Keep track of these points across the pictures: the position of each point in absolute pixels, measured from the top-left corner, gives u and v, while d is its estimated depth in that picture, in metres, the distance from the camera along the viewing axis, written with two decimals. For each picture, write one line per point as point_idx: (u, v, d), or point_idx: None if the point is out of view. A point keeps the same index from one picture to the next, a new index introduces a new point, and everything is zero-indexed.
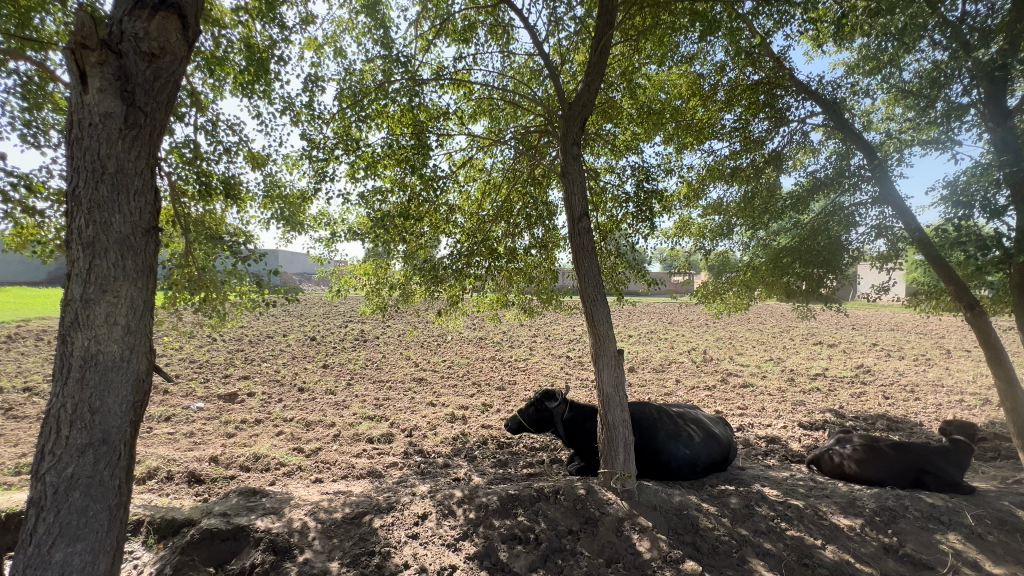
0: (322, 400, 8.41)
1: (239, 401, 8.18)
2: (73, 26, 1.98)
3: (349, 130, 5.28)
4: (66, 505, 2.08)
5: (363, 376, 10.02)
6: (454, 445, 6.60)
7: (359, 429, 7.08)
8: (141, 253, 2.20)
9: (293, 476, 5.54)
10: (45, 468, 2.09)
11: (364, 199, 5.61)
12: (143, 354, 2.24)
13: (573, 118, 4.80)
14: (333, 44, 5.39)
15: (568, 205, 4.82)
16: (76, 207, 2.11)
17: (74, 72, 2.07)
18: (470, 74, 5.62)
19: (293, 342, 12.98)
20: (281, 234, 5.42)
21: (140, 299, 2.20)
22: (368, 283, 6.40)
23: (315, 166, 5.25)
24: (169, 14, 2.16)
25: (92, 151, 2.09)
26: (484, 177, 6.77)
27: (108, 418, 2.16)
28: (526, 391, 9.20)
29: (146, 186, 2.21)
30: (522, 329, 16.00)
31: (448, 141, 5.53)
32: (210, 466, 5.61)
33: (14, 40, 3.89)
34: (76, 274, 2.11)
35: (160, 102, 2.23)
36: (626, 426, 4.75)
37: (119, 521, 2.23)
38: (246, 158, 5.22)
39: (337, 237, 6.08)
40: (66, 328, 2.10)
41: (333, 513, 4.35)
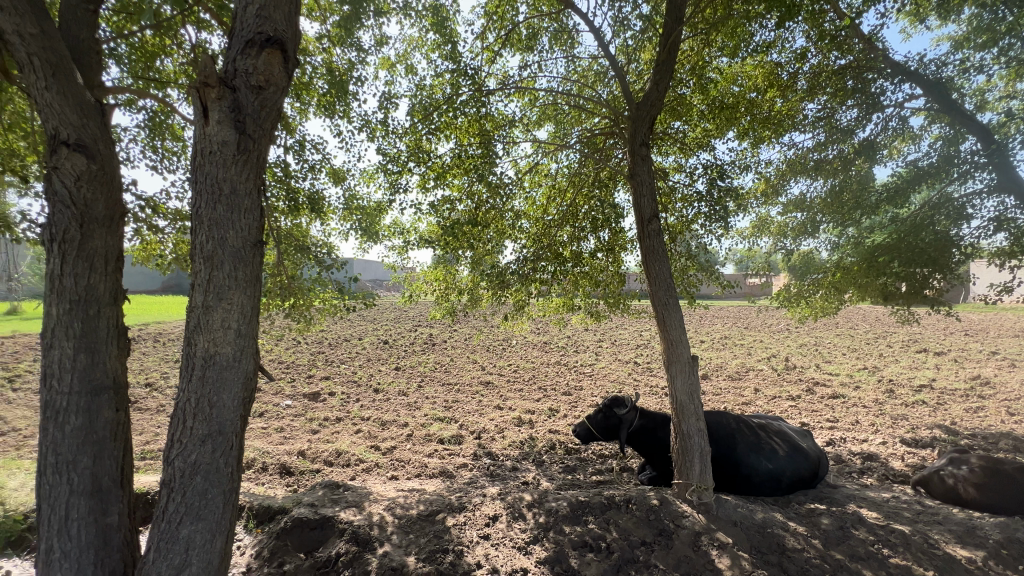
0: (396, 401, 8.81)
1: (321, 400, 8.80)
2: (197, 68, 2.23)
3: (420, 143, 5.55)
4: (191, 488, 2.34)
5: (433, 379, 10.37)
6: (522, 449, 6.65)
7: (430, 429, 7.35)
8: (250, 265, 2.43)
9: (371, 473, 5.86)
10: (174, 454, 2.36)
11: (433, 208, 5.84)
12: (252, 355, 2.48)
13: (640, 119, 4.69)
14: (404, 62, 5.69)
15: (637, 208, 4.71)
16: (199, 225, 2.39)
17: (197, 108, 2.34)
18: (535, 80, 5.69)
19: (367, 345, 13.75)
20: (359, 245, 5.79)
21: (249, 305, 2.44)
22: (437, 288, 6.63)
23: (389, 178, 5.55)
24: (273, 50, 2.38)
25: (211, 175, 2.36)
26: (548, 182, 6.79)
27: (223, 412, 2.40)
28: (593, 397, 9.07)
29: (254, 205, 2.44)
30: (587, 334, 15.80)
31: (513, 148, 5.65)
32: (299, 460, 6.09)
33: (141, 81, 4.53)
34: (198, 283, 2.38)
35: (267, 129, 2.47)
36: (702, 436, 4.54)
37: (232, 505, 2.46)
38: (328, 174, 5.64)
39: (410, 245, 6.40)
40: (190, 331, 2.38)
41: (409, 510, 4.57)
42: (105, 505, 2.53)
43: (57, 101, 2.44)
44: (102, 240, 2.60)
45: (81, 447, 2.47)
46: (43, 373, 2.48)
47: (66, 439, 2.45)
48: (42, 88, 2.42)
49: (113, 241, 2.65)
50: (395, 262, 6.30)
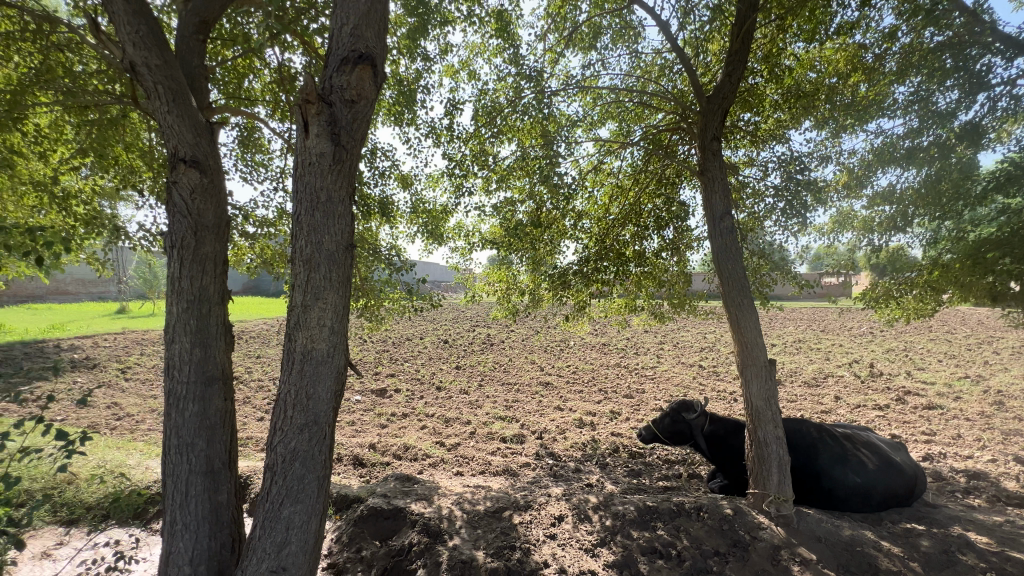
0: (458, 399, 9.04)
1: (388, 396, 9.21)
2: (300, 87, 2.42)
3: (483, 147, 5.66)
4: (290, 472, 2.54)
5: (492, 379, 10.53)
6: (584, 451, 6.60)
7: (492, 428, 7.48)
8: (342, 268, 2.61)
9: (437, 468, 6.05)
10: (276, 440, 2.57)
11: (496, 210, 5.93)
12: (343, 351, 2.66)
13: (712, 112, 4.51)
14: (467, 68, 5.84)
15: (709, 205, 4.54)
16: (299, 231, 2.58)
17: (299, 123, 2.54)
18: (598, 79, 5.64)
19: (429, 344, 14.21)
20: (424, 247, 6.01)
21: (341, 305, 2.61)
22: (499, 289, 6.71)
23: (454, 182, 5.72)
24: (365, 66, 2.53)
25: (311, 185, 2.55)
26: (610, 181, 6.66)
27: (319, 403, 2.59)
28: (657, 400, 8.82)
29: (346, 211, 2.61)
30: (648, 336, 15.38)
31: (576, 147, 5.64)
32: (370, 452, 6.41)
33: (233, 100, 4.95)
34: (297, 284, 2.57)
35: (358, 140, 2.64)
36: (780, 444, 4.30)
37: (325, 491, 2.64)
38: (397, 180, 5.90)
39: (473, 246, 6.55)
40: (291, 328, 2.58)
41: (476, 505, 4.69)
42: (216, 484, 2.81)
43: (177, 123, 2.74)
44: (213, 245, 2.89)
45: (197, 431, 2.76)
46: (166, 364, 2.79)
47: (186, 424, 2.74)
48: (166, 112, 2.72)
49: (221, 247, 2.94)
50: (459, 263, 6.47)
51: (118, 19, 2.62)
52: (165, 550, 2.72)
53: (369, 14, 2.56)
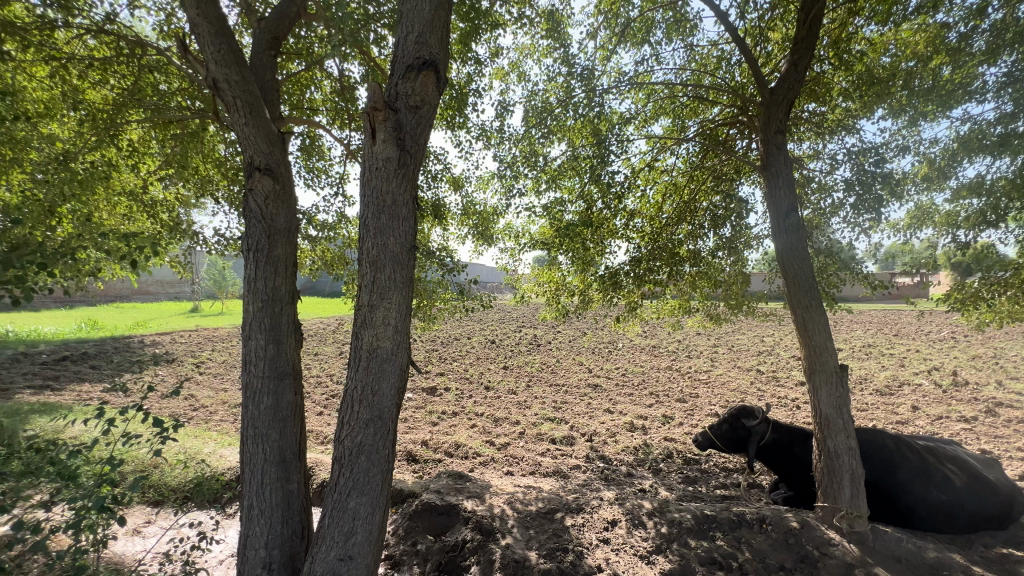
0: (506, 399, 9.10)
1: (438, 394, 9.41)
2: (368, 95, 2.53)
3: (533, 148, 5.66)
4: (357, 465, 2.64)
5: (540, 379, 10.51)
6: (636, 455, 6.46)
7: (541, 429, 7.46)
8: (405, 269, 2.70)
9: (487, 466, 6.10)
10: (343, 434, 2.68)
11: (546, 210, 5.92)
12: (406, 349, 2.75)
13: (776, 104, 4.27)
14: (517, 70, 5.87)
15: (773, 202, 4.31)
16: (366, 233, 2.69)
17: (366, 129, 2.64)
18: (651, 74, 5.51)
19: (476, 344, 14.39)
20: (475, 248, 6.09)
21: (404, 304, 2.70)
22: (548, 290, 6.67)
23: (504, 183, 5.77)
24: (428, 73, 2.61)
25: (377, 190, 2.64)
26: (663, 179, 6.46)
27: (383, 400, 2.68)
28: (712, 405, 8.49)
29: (409, 214, 2.70)
30: (700, 339, 14.82)
31: (628, 145, 5.52)
32: (422, 448, 6.57)
33: (297, 110, 5.23)
34: (364, 284, 2.68)
35: (421, 145, 2.72)
36: (853, 455, 4.01)
37: (388, 484, 2.74)
38: (449, 182, 6.02)
39: (522, 247, 6.57)
40: (357, 327, 2.69)
41: (528, 506, 4.69)
42: (288, 473, 2.98)
43: (253, 134, 2.92)
44: (284, 248, 3.06)
45: (271, 423, 2.93)
46: (243, 359, 2.98)
47: (261, 416, 2.92)
48: (243, 124, 2.91)
49: (290, 250, 3.12)
50: (508, 264, 6.51)
51: (203, 39, 2.82)
52: (243, 533, 2.91)
53: (432, 22, 2.64)
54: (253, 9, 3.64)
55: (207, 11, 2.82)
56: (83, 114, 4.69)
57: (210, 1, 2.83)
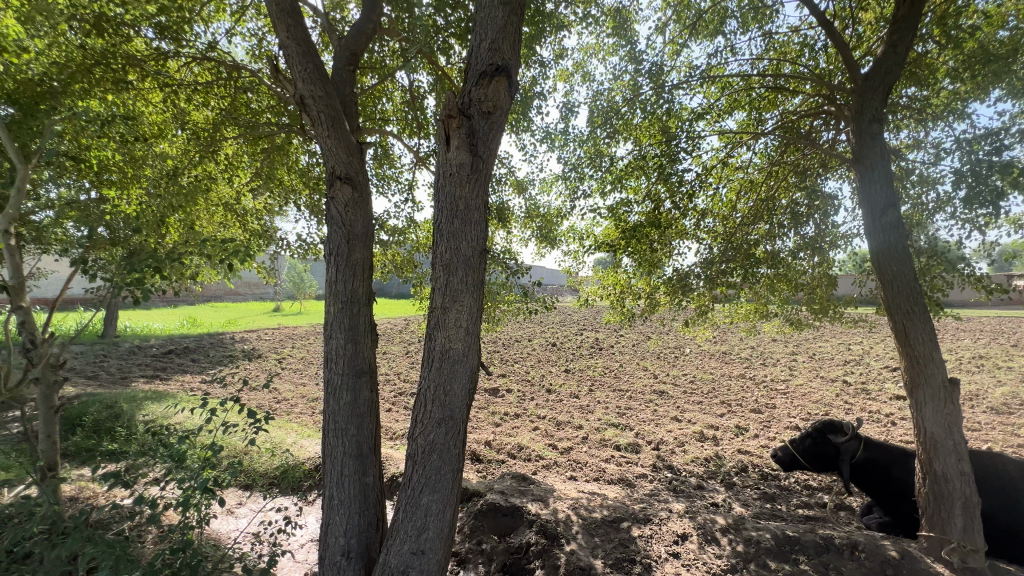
0: (569, 402, 9.01)
1: (500, 395, 9.50)
2: (444, 103, 2.60)
3: (598, 148, 5.56)
4: (429, 463, 2.72)
5: (603, 384, 10.30)
6: (707, 467, 6.14)
7: (605, 435, 7.31)
8: (476, 271, 2.75)
9: (550, 470, 6.07)
10: (416, 432, 2.77)
11: (611, 212, 5.79)
12: (476, 351, 2.80)
13: (870, 90, 3.89)
14: (581, 70, 5.80)
15: (868, 197, 3.94)
16: (439, 238, 2.77)
17: (442, 137, 2.72)
18: (725, 66, 5.25)
19: (538, 346, 14.40)
20: (537, 251, 6.07)
21: (475, 306, 2.75)
22: (612, 293, 6.54)
23: (568, 184, 5.72)
24: (501, 78, 2.65)
25: (451, 195, 2.71)
26: (738, 176, 6.12)
27: (454, 400, 2.75)
28: (791, 418, 7.89)
29: (481, 218, 2.75)
30: (777, 346, 13.84)
31: (698, 142, 5.27)
32: (486, 449, 6.65)
33: (370, 122, 5.50)
34: (437, 287, 2.76)
35: (493, 149, 2.76)
36: (966, 480, 3.56)
37: (458, 483, 2.81)
38: (512, 185, 6.06)
39: (586, 249, 6.48)
40: (430, 329, 2.76)
41: (593, 513, 4.61)
42: (365, 467, 3.12)
43: (335, 145, 3.10)
44: (361, 252, 3.22)
45: (350, 418, 3.09)
46: (325, 357, 3.17)
47: (341, 411, 3.09)
48: (326, 137, 3.10)
49: (368, 254, 3.28)
50: (571, 266, 6.45)
51: (292, 60, 3.04)
52: (325, 521, 3.09)
53: (504, 28, 2.67)
54: (333, 28, 3.88)
55: (295, 33, 3.03)
56: (188, 133, 5.22)
57: (297, 23, 3.03)
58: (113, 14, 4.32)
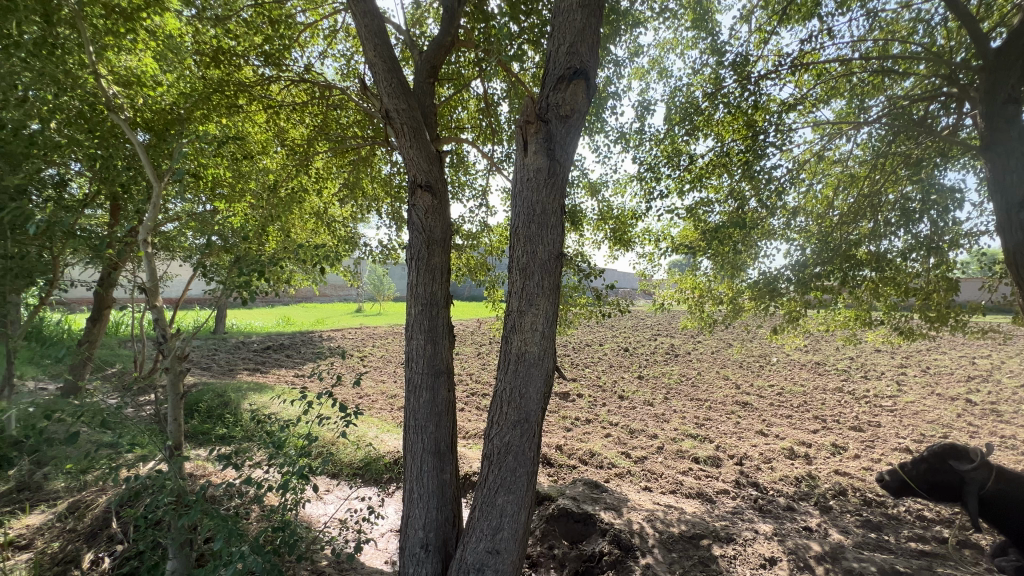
0: (642, 410, 8.71)
1: (571, 400, 9.40)
2: (522, 110, 2.64)
3: (676, 147, 5.35)
4: (504, 465, 2.76)
5: (679, 392, 9.85)
6: (798, 487, 5.66)
7: (682, 445, 6.98)
8: (553, 275, 2.76)
9: (624, 478, 5.90)
10: (492, 433, 2.82)
11: (689, 212, 5.53)
12: (551, 355, 2.81)
13: (1004, 68, 3.39)
14: (658, 66, 5.61)
15: (1000, 191, 3.43)
16: (516, 242, 2.80)
17: (520, 142, 2.76)
18: (820, 52, 4.82)
19: (609, 351, 14.09)
20: (610, 254, 5.94)
21: (551, 310, 2.76)
22: (691, 297, 6.24)
23: (644, 185, 5.55)
24: (579, 81, 2.64)
25: (527, 199, 2.74)
26: (835, 170, 5.59)
27: (530, 403, 2.77)
28: (900, 438, 7.04)
29: (557, 222, 2.76)
30: (881, 357, 12.42)
31: (789, 135, 4.89)
32: (557, 453, 6.62)
33: (447, 131, 5.71)
34: (514, 291, 2.79)
35: (569, 152, 2.76)
36: None
37: (532, 485, 2.83)
38: (585, 188, 5.99)
39: (662, 251, 6.24)
40: (507, 331, 2.80)
41: (670, 527, 4.42)
42: (443, 464, 3.23)
43: (416, 155, 3.25)
44: (439, 256, 3.35)
45: (430, 416, 3.22)
46: (406, 357, 3.33)
47: (421, 409, 3.23)
48: (408, 147, 3.25)
49: (446, 258, 3.40)
50: (646, 269, 6.25)
51: (378, 76, 3.22)
52: (405, 513, 3.23)
53: (583, 31, 2.66)
54: (414, 43, 4.07)
55: (381, 50, 3.20)
56: (286, 149, 5.73)
57: (383, 41, 3.21)
58: (227, 47, 4.86)
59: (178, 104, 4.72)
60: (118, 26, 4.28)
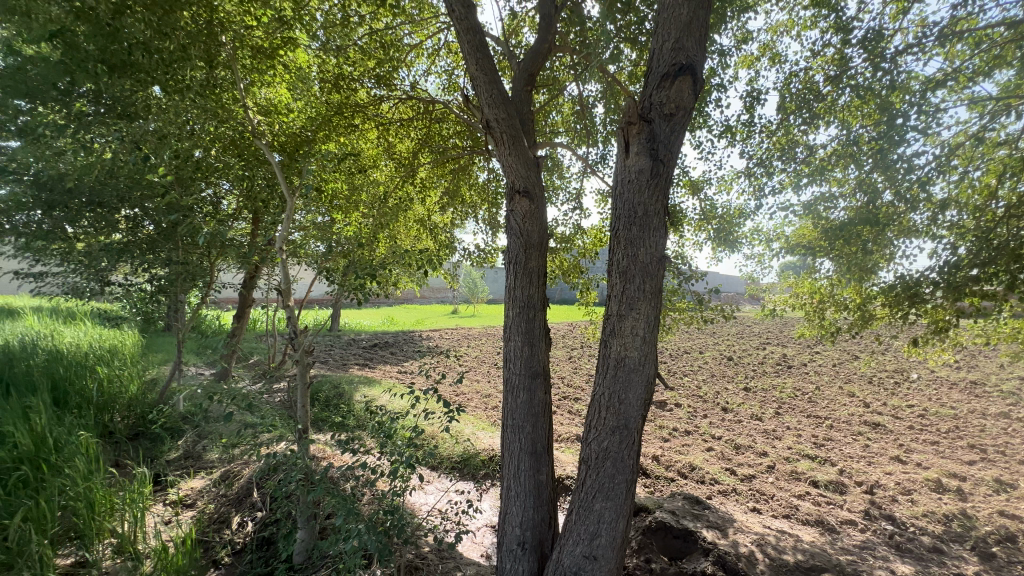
0: (749, 425, 8.03)
1: (669, 409, 8.96)
2: (624, 111, 2.61)
3: (791, 138, 4.89)
4: (603, 470, 2.73)
5: (793, 408, 8.93)
6: (948, 527, 4.84)
7: (797, 466, 6.31)
8: (655, 278, 2.68)
9: (728, 497, 5.49)
10: (590, 437, 2.80)
11: (806, 209, 5.00)
12: (652, 361, 2.73)
13: None
14: (770, 52, 5.17)
15: None
16: (616, 245, 2.75)
17: (621, 144, 2.72)
18: (979, 16, 4.10)
19: (710, 360, 13.20)
20: (713, 255, 5.58)
21: (653, 315, 2.69)
22: (808, 303, 5.65)
23: (753, 181, 5.15)
24: (685, 77, 2.55)
25: (629, 201, 2.68)
26: (1000, 154, 4.71)
27: (629, 409, 2.71)
28: None
29: (660, 224, 2.68)
30: None
31: (935, 117, 4.23)
32: (653, 463, 6.34)
33: (541, 136, 5.79)
34: (613, 295, 2.75)
35: (674, 151, 2.67)
36: None
37: (631, 494, 2.77)
38: (686, 186, 5.70)
39: (774, 252, 5.72)
40: (606, 335, 2.76)
41: (783, 555, 4.04)
42: (539, 464, 3.28)
43: (515, 162, 3.34)
44: (536, 260, 3.41)
45: (527, 417, 3.28)
46: (504, 358, 3.43)
47: (519, 409, 3.30)
48: (507, 155, 3.35)
49: (542, 262, 3.45)
50: (754, 272, 5.79)
51: (479, 88, 3.35)
52: (503, 510, 3.32)
53: (689, 24, 2.55)
54: (512, 53, 4.19)
55: (482, 63, 3.33)
56: (394, 163, 6.21)
57: (484, 54, 3.34)
58: (346, 73, 5.39)
59: (306, 127, 5.34)
60: (261, 63, 4.94)
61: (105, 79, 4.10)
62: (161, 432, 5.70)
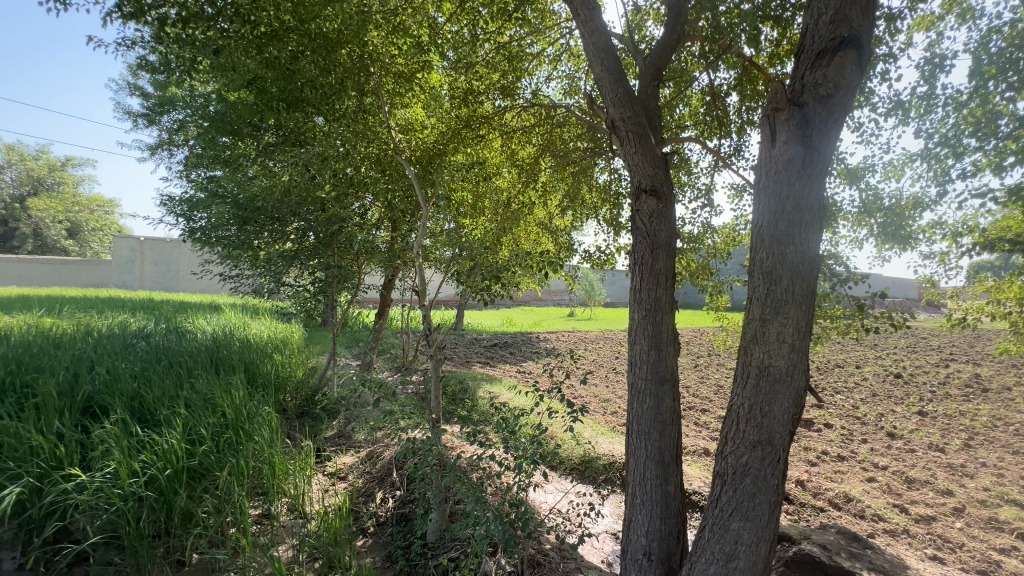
0: (927, 456, 6.70)
1: (816, 429, 7.88)
2: (770, 96, 2.39)
3: (989, 110, 3.99)
4: (742, 487, 2.51)
5: (991, 440, 7.23)
6: None
7: (998, 513, 5.11)
8: (806, 279, 2.40)
9: (898, 538, 4.65)
10: (727, 449, 2.60)
11: (1014, 195, 4.03)
12: (802, 371, 2.45)
13: None
14: (957, 7, 4.28)
15: None
16: (759, 243, 2.51)
17: (766, 133, 2.48)
18: None
19: (870, 376, 11.29)
20: (878, 253, 4.79)
21: (804, 321, 2.41)
22: (1016, 311, 4.54)
23: (933, 164, 4.31)
24: (846, 52, 2.25)
25: (775, 195, 2.44)
26: None
27: (773, 423, 2.47)
28: None
29: (813, 220, 2.40)
30: None
31: None
32: (798, 489, 5.63)
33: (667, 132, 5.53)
34: (756, 297, 2.51)
35: (830, 137, 2.38)
36: None
37: (775, 517, 2.52)
38: (841, 175, 4.98)
39: (964, 248, 4.71)
40: (747, 341, 2.54)
41: None
42: (667, 475, 3.14)
43: (642, 160, 3.24)
44: (664, 260, 3.27)
45: (653, 423, 3.16)
46: (629, 361, 3.34)
47: (645, 415, 3.19)
48: (632, 153, 3.27)
49: (670, 263, 3.30)
50: (935, 272, 4.84)
51: (604, 88, 3.33)
52: (627, 517, 3.24)
53: None
54: (637, 48, 4.06)
55: (607, 63, 3.31)
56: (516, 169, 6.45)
57: (610, 54, 3.31)
58: (474, 88, 5.74)
59: (438, 141, 5.81)
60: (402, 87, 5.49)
61: (284, 115, 4.90)
62: (320, 413, 6.61)
